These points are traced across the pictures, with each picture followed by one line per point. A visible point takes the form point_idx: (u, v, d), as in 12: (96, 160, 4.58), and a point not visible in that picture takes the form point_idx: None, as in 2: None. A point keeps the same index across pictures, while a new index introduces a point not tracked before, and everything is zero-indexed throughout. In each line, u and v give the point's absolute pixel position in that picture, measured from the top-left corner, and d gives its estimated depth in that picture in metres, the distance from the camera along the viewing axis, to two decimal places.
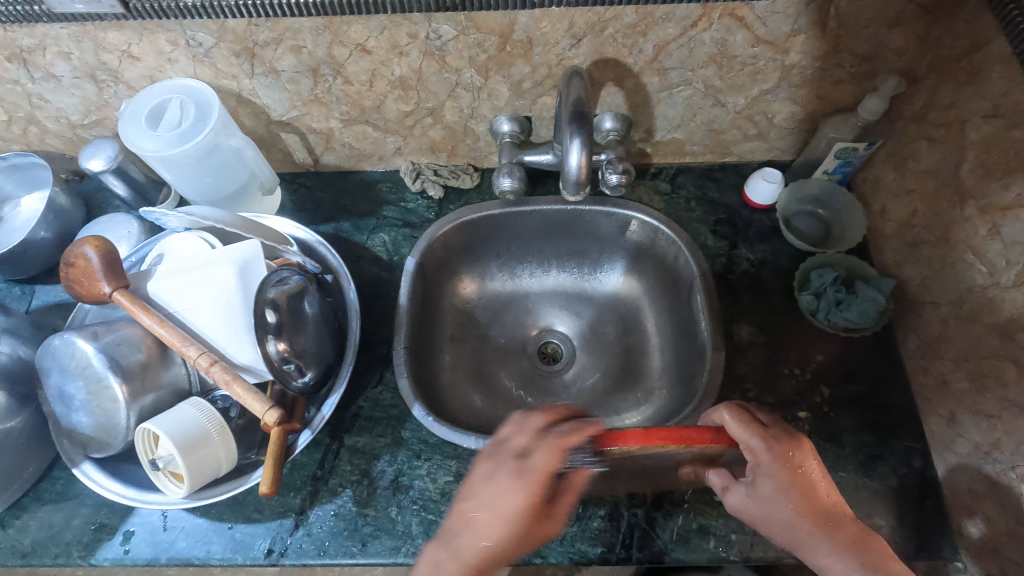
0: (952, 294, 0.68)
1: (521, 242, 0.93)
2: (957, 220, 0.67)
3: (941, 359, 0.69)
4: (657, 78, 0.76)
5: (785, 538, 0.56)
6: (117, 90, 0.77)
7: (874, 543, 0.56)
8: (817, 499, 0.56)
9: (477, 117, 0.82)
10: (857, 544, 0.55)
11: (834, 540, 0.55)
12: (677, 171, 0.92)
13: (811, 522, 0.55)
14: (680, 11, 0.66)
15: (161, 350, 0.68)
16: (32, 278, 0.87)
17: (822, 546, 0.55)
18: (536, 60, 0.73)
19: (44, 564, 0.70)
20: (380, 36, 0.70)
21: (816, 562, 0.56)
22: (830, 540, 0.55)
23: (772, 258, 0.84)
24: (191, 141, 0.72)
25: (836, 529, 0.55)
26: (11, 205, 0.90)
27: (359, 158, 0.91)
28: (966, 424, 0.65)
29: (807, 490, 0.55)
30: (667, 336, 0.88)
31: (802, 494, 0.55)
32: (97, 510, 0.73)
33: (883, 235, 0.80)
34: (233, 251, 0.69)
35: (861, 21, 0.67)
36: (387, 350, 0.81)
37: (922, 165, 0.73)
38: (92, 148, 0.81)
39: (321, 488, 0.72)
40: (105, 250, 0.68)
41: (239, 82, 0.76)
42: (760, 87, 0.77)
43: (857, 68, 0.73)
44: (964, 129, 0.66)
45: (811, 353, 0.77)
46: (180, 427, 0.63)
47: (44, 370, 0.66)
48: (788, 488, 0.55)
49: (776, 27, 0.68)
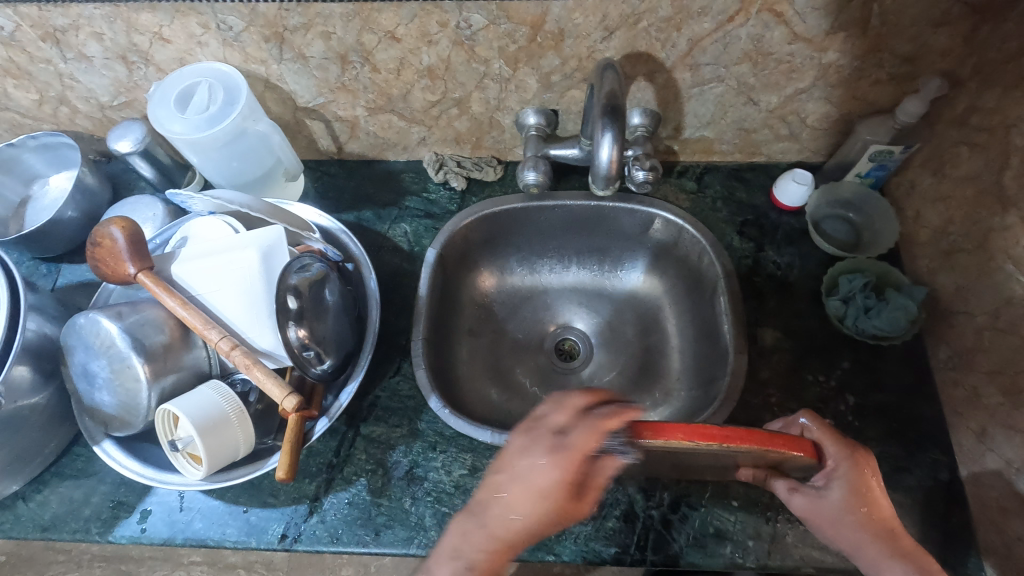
0: (989, 304, 0.66)
1: (542, 237, 0.93)
2: (998, 228, 0.65)
3: (975, 371, 0.67)
4: (689, 74, 0.74)
5: (847, 541, 0.57)
6: (147, 72, 0.77)
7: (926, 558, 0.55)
8: (880, 507, 0.57)
9: (504, 109, 0.81)
10: (912, 555, 0.55)
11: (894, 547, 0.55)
12: (703, 170, 0.90)
13: (874, 527, 0.56)
14: (717, 5, 0.65)
15: (183, 332, 0.68)
16: (59, 256, 0.88)
17: (880, 552, 0.55)
18: (567, 52, 0.71)
19: (63, 538, 0.71)
20: (411, 24, 0.69)
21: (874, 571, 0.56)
22: (885, 544, 0.55)
23: (800, 262, 0.83)
24: (219, 125, 0.72)
25: (896, 542, 0.56)
26: (40, 184, 0.92)
27: (383, 147, 0.91)
28: (998, 439, 0.63)
29: (875, 496, 0.57)
30: (687, 337, 0.87)
31: (872, 500, 0.57)
32: (115, 487, 0.74)
33: (917, 242, 0.78)
34: (257, 236, 0.69)
35: (906, 19, 0.65)
36: (406, 341, 0.81)
37: (962, 171, 0.70)
38: (120, 130, 0.81)
39: (336, 476, 0.72)
40: (131, 231, 0.69)
41: (267, 68, 0.76)
42: (794, 86, 0.75)
43: (898, 68, 0.71)
44: (1009, 134, 0.63)
45: (837, 359, 0.76)
46: (200, 409, 0.63)
47: (69, 347, 0.66)
48: (860, 491, 0.57)
49: (816, 24, 0.66)
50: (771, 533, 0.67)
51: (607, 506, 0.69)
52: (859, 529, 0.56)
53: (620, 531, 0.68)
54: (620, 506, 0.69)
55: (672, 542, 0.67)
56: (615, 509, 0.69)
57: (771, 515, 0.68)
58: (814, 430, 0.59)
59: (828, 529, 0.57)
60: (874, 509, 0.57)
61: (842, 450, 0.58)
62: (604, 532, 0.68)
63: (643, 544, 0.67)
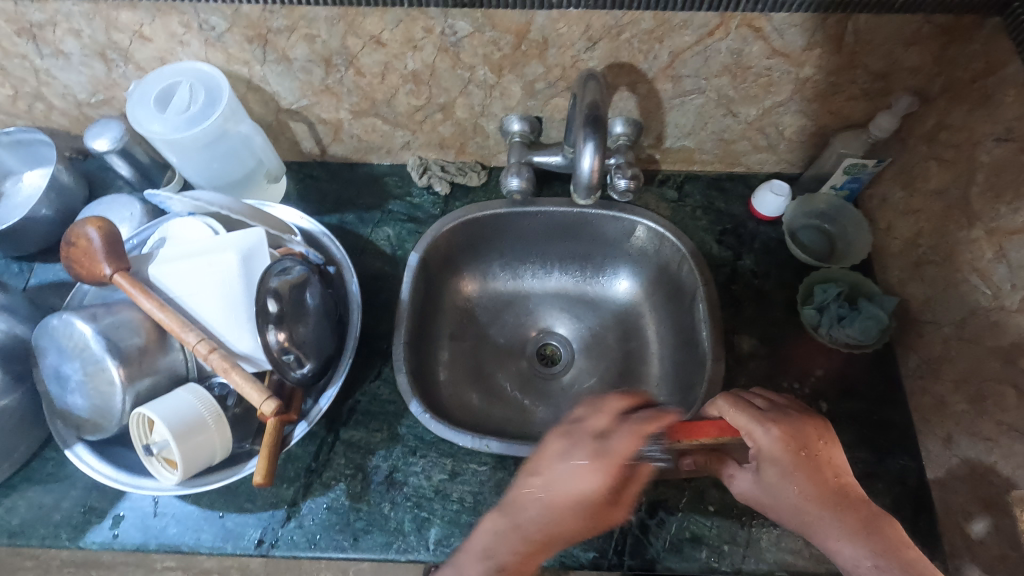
0: (955, 315, 0.68)
1: (524, 242, 0.93)
2: (965, 241, 0.67)
3: (942, 380, 0.69)
4: (670, 85, 0.75)
5: (795, 520, 0.57)
6: (126, 70, 0.76)
7: (886, 528, 0.54)
8: (822, 479, 0.57)
9: (488, 115, 0.82)
10: (865, 524, 0.54)
11: (843, 523, 0.54)
12: (684, 179, 0.92)
13: (815, 502, 0.56)
14: (698, 19, 0.66)
15: (160, 334, 0.67)
16: (31, 255, 0.86)
17: (829, 528, 0.55)
18: (551, 60, 0.72)
19: (32, 544, 0.69)
20: (396, 29, 0.69)
21: (827, 547, 0.55)
22: (841, 522, 0.55)
23: (776, 271, 0.84)
24: (200, 126, 0.72)
25: (840, 509, 0.55)
26: (12, 181, 0.90)
27: (367, 151, 0.91)
28: (963, 445, 0.66)
29: (811, 470, 0.57)
30: (667, 343, 0.88)
31: (807, 474, 0.57)
32: (87, 492, 0.72)
33: (889, 253, 0.80)
34: (237, 238, 0.69)
35: (879, 38, 0.67)
36: (387, 345, 0.81)
37: (931, 186, 0.73)
38: (97, 128, 0.80)
39: (314, 481, 0.72)
40: (108, 231, 0.68)
41: (250, 69, 0.75)
42: (772, 100, 0.77)
43: (872, 84, 0.73)
44: (975, 151, 0.66)
45: (811, 367, 0.77)
46: (177, 413, 0.62)
47: (41, 349, 0.65)
48: (791, 469, 0.57)
49: (793, 40, 0.68)
50: (746, 537, 0.68)
51: None
52: (801, 503, 0.56)
53: (599, 536, 0.69)
54: None
55: (649, 546, 0.68)
56: None
57: (746, 520, 0.69)
58: (726, 409, 0.61)
59: (776, 506, 0.58)
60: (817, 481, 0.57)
61: (761, 432, 0.58)
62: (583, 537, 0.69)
63: (621, 548, 0.68)
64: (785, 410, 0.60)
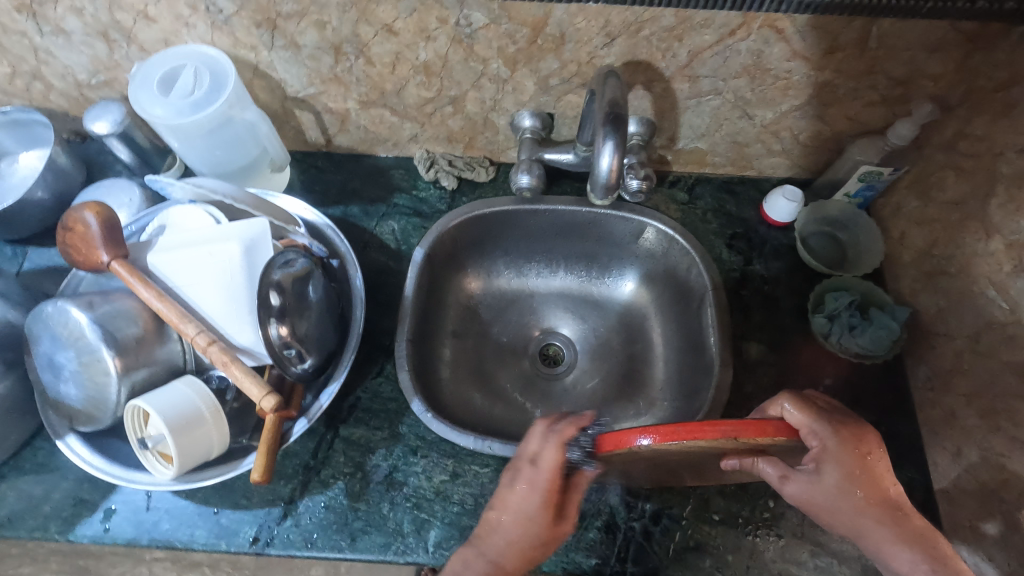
0: (969, 328, 0.67)
1: (530, 240, 0.92)
2: (982, 254, 0.66)
3: (953, 393, 0.69)
4: (687, 85, 0.74)
5: (849, 526, 0.55)
6: (129, 52, 0.74)
7: (939, 542, 0.54)
8: (880, 488, 0.54)
9: (499, 110, 0.80)
10: (922, 535, 0.54)
11: (900, 530, 0.54)
12: (695, 181, 0.90)
13: (876, 511, 0.54)
14: (719, 19, 0.65)
15: (158, 325, 0.65)
16: (26, 239, 0.84)
17: (883, 533, 0.54)
18: (567, 56, 0.71)
19: (20, 536, 0.67)
20: (409, 18, 0.67)
21: (880, 553, 0.54)
22: (897, 529, 0.54)
23: (786, 277, 0.83)
24: (204, 112, 0.70)
25: (899, 521, 0.54)
26: (9, 161, 0.87)
27: (373, 142, 0.89)
28: (973, 459, 0.65)
29: (872, 479, 0.54)
30: (672, 347, 0.87)
31: (868, 481, 0.54)
32: (78, 484, 0.70)
33: (901, 262, 0.80)
34: (240, 228, 0.67)
35: (902, 43, 0.66)
36: (390, 342, 0.79)
37: (948, 196, 0.72)
38: (97, 110, 0.78)
39: (313, 478, 0.70)
40: (106, 217, 0.66)
41: (257, 54, 0.73)
42: (790, 103, 0.75)
43: (891, 91, 0.72)
44: (996, 161, 0.65)
45: (820, 376, 0.76)
46: (173, 406, 0.60)
47: (34, 337, 0.63)
48: (854, 475, 0.54)
49: (815, 42, 0.67)
50: (750, 547, 0.67)
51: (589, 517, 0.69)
52: (858, 513, 0.54)
53: (601, 543, 0.67)
54: (602, 516, 0.69)
55: (652, 554, 0.67)
56: (597, 520, 0.69)
57: (750, 529, 0.68)
58: (793, 414, 0.55)
59: (830, 511, 0.55)
60: (873, 489, 0.54)
61: (829, 432, 0.53)
62: (585, 543, 0.68)
63: (624, 555, 0.67)
64: (843, 412, 0.57)
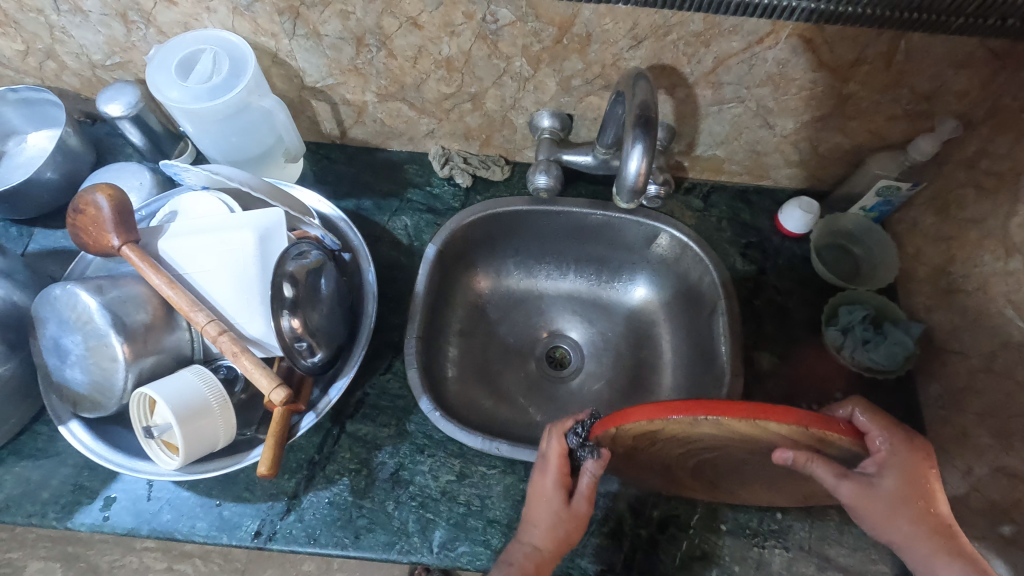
0: (985, 347, 0.67)
1: (542, 241, 0.91)
2: (1000, 273, 0.66)
3: (965, 412, 0.68)
4: (710, 92, 0.73)
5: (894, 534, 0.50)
6: (147, 34, 0.73)
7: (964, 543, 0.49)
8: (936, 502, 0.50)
9: (519, 108, 0.79)
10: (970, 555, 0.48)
11: (950, 545, 0.49)
12: (710, 189, 0.90)
13: (933, 524, 0.49)
14: (748, 26, 0.64)
15: (167, 312, 0.64)
16: (32, 220, 0.82)
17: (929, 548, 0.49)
18: (591, 57, 0.70)
19: (16, 522, 0.66)
20: (435, 12, 0.66)
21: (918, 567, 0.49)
22: (942, 543, 0.49)
23: (800, 289, 0.83)
24: (222, 97, 0.69)
25: (952, 539, 0.49)
26: (16, 140, 0.86)
27: (388, 136, 0.88)
28: (984, 479, 0.64)
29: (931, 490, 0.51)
30: (681, 354, 0.87)
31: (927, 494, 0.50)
32: (78, 470, 0.69)
33: (915, 278, 0.79)
34: (254, 217, 0.66)
35: (931, 59, 0.66)
36: (399, 338, 0.79)
37: (967, 214, 0.72)
38: (111, 92, 0.77)
39: (317, 473, 0.70)
40: (118, 201, 0.65)
41: (278, 42, 0.72)
42: (812, 114, 0.75)
43: (915, 106, 0.72)
44: (1019, 181, 0.65)
45: (831, 389, 0.76)
46: (181, 395, 0.59)
47: (41, 319, 0.62)
48: (915, 484, 0.50)
49: (843, 54, 0.66)
50: (757, 559, 0.67)
51: (595, 523, 0.68)
52: (914, 523, 0.49)
53: (607, 549, 0.67)
54: (608, 522, 0.68)
55: (658, 562, 0.66)
56: (603, 525, 0.68)
57: (758, 541, 0.68)
58: (863, 420, 0.52)
59: (872, 509, 0.49)
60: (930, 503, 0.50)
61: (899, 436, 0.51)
62: (591, 548, 0.67)
63: (630, 563, 0.66)
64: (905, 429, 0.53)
